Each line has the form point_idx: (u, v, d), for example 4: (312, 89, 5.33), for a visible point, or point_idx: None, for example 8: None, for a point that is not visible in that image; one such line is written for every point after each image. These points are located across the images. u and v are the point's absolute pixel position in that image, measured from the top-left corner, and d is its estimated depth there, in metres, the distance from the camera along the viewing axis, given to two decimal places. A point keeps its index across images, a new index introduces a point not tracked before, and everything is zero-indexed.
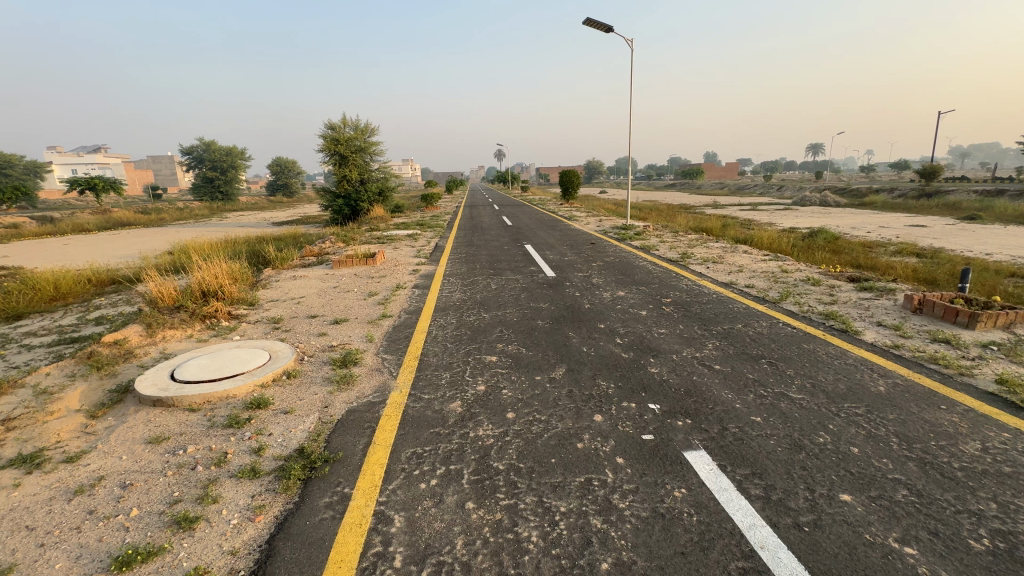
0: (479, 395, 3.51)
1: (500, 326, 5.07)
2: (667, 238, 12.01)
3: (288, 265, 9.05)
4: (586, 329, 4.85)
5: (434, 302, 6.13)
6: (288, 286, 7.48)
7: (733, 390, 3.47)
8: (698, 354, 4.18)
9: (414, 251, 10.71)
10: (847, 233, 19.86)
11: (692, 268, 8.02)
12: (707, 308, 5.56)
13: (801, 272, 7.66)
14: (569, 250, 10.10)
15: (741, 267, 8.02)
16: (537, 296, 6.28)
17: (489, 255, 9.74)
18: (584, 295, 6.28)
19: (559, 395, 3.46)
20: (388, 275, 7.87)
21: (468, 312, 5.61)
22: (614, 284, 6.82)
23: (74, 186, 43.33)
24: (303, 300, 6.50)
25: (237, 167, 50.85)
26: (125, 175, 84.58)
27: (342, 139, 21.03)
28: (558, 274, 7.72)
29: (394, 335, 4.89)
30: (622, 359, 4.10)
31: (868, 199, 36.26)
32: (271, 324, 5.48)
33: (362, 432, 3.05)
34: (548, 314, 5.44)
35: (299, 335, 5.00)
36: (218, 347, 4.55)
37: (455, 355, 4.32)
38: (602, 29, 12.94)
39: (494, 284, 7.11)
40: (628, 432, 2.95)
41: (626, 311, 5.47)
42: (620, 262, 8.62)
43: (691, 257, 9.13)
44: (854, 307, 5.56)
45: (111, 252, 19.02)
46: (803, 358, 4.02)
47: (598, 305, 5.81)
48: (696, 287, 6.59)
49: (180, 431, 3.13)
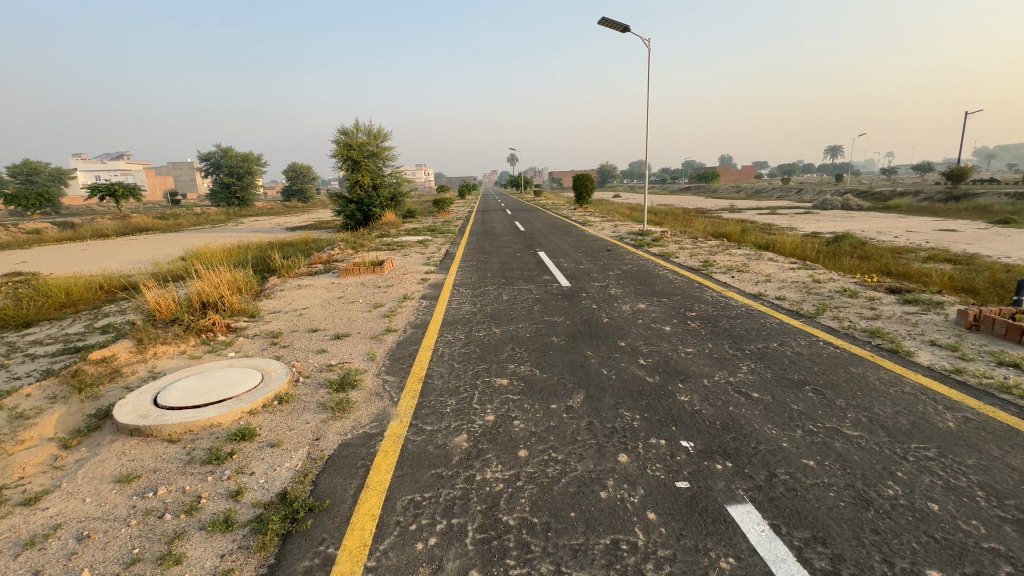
0: (487, 427, 3.13)
1: (511, 343, 4.69)
2: (686, 244, 11.55)
3: (294, 273, 8.81)
4: (605, 348, 4.46)
5: (442, 314, 5.79)
6: (292, 296, 7.21)
7: (776, 424, 3.05)
8: (732, 378, 3.75)
9: (424, 258, 10.42)
10: (873, 238, 19.11)
11: (716, 277, 7.57)
12: (737, 323, 5.12)
13: (835, 282, 7.15)
14: (584, 257, 9.70)
15: (769, 277, 7.54)
16: (551, 309, 5.90)
17: (501, 262, 9.40)
18: (601, 308, 5.88)
19: (578, 428, 3.06)
20: (396, 284, 7.57)
21: (477, 327, 5.25)
22: (634, 296, 6.41)
23: (95, 192, 44.23)
24: (305, 312, 6.21)
25: (254, 173, 51.50)
26: (146, 181, 86.34)
27: (355, 145, 20.96)
28: (573, 284, 7.33)
29: (398, 353, 4.55)
30: (647, 384, 3.69)
31: (892, 203, 35.20)
32: (269, 338, 5.18)
33: (354, 472, 2.68)
34: (564, 330, 5.05)
35: (297, 352, 4.68)
36: (210, 366, 4.25)
37: (462, 377, 3.94)
38: (618, 29, 12.53)
39: (505, 294, 6.74)
40: (658, 477, 2.54)
41: (648, 327, 5.06)
42: (638, 270, 8.21)
43: (714, 265, 8.67)
44: (900, 323, 5.06)
45: (127, 257, 19.13)
46: (852, 386, 3.56)
47: (617, 319, 5.41)
48: (722, 299, 6.14)
49: (154, 467, 2.80)
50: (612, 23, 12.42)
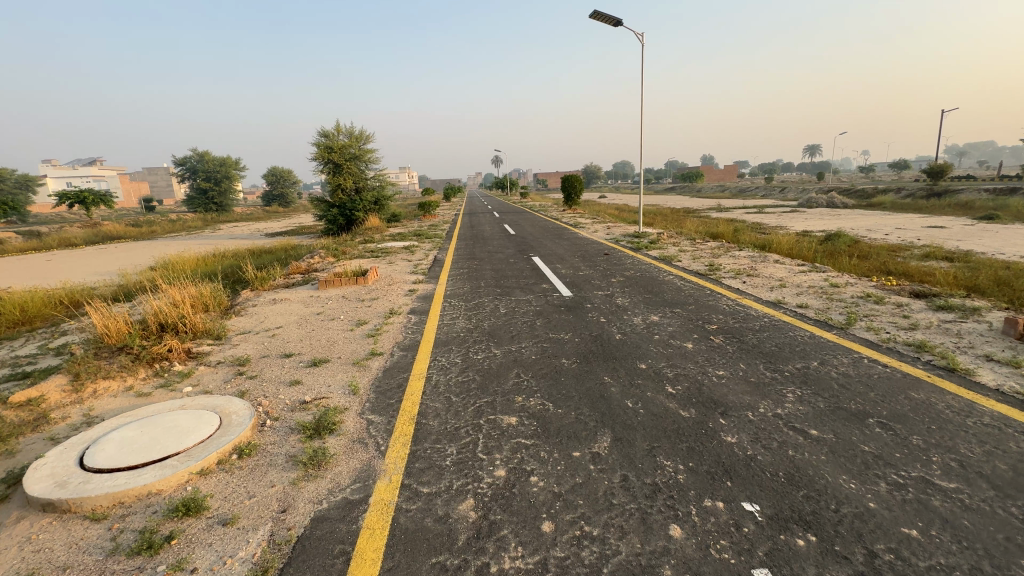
0: (498, 488, 2.51)
1: (516, 368, 4.08)
2: (685, 247, 11.06)
3: (269, 285, 8.07)
4: (625, 372, 3.88)
5: (434, 333, 5.14)
6: (265, 313, 6.47)
7: (853, 474, 2.48)
8: (781, 410, 3.19)
9: (411, 265, 9.75)
10: (865, 236, 18.98)
11: (726, 283, 7.07)
12: (765, 338, 4.59)
13: (853, 285, 6.70)
14: (582, 262, 9.15)
15: (783, 282, 7.05)
16: (555, 324, 5.31)
17: (495, 269, 8.79)
18: (611, 322, 5.31)
19: (612, 488, 2.46)
20: (382, 297, 6.91)
21: (475, 348, 4.61)
22: (644, 306, 5.87)
23: (63, 199, 42.29)
24: (279, 332, 5.50)
25: (232, 177, 49.99)
26: (119, 188, 83.37)
27: (336, 147, 20.17)
28: (574, 293, 6.76)
29: (384, 383, 3.89)
30: (683, 420, 3.11)
31: (876, 200, 35.58)
32: (235, 367, 4.48)
33: (329, 565, 2.04)
34: (574, 349, 4.46)
35: (264, 385, 3.99)
36: (160, 406, 3.55)
37: (462, 416, 3.31)
38: (610, 23, 11.99)
39: (503, 307, 6.14)
40: (729, 563, 1.95)
41: (667, 344, 4.51)
42: (642, 276, 7.68)
43: (721, 269, 8.19)
44: (942, 333, 4.57)
45: (94, 268, 18.04)
46: (922, 417, 3.03)
47: (631, 335, 4.84)
48: (741, 309, 5.62)
49: (64, 564, 2.12)
50: (604, 17, 11.91)
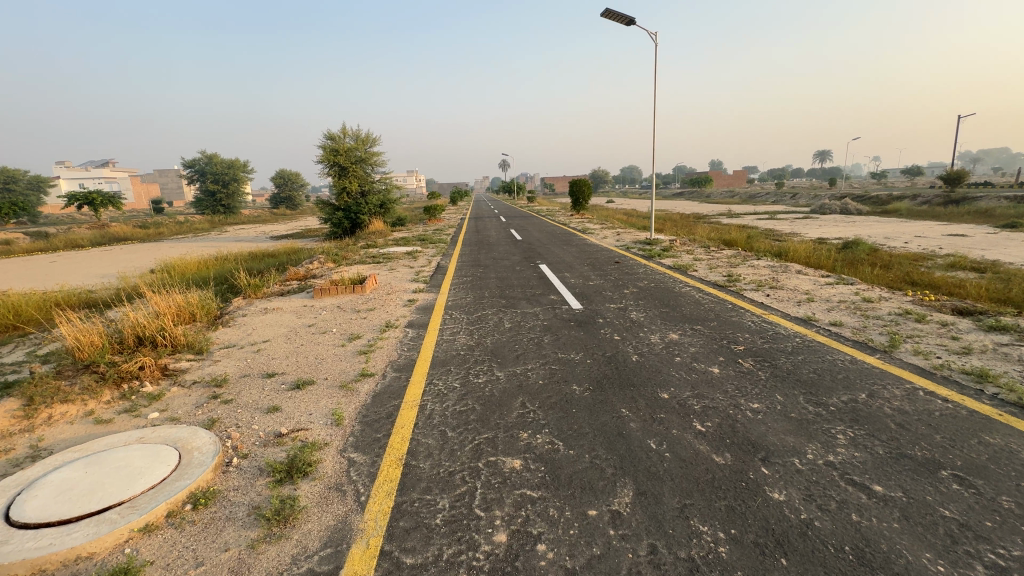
0: (498, 560, 2.05)
1: (522, 396, 3.62)
2: (700, 255, 10.55)
3: (262, 293, 7.69)
4: (645, 403, 3.41)
5: (432, 351, 4.70)
6: (255, 325, 6.07)
7: (938, 552, 2.00)
8: (833, 458, 2.70)
9: (413, 272, 9.34)
10: (883, 244, 18.35)
11: (748, 296, 6.58)
12: (800, 363, 4.09)
13: (887, 300, 6.18)
14: (592, 271, 8.69)
15: (809, 295, 6.55)
16: (564, 342, 4.84)
17: (500, 278, 8.36)
18: (626, 340, 4.84)
19: (637, 563, 1.99)
20: (379, 308, 6.50)
21: (476, 370, 4.16)
22: (661, 322, 5.40)
23: (72, 201, 42.39)
24: (264, 347, 5.07)
25: (240, 180, 50.05)
26: (129, 189, 83.85)
27: (342, 150, 19.89)
28: (584, 305, 6.30)
29: (373, 413, 3.45)
30: (717, 468, 2.63)
31: (891, 207, 34.80)
32: (211, 389, 4.05)
33: None
34: (586, 373, 3.99)
35: (238, 412, 3.55)
36: (116, 437, 3.12)
37: (458, 457, 2.85)
38: (623, 22, 11.52)
39: (507, 320, 5.69)
40: None
41: (691, 369, 4.02)
42: (657, 287, 7.20)
43: (740, 280, 7.69)
44: (1001, 359, 4.06)
45: (96, 270, 17.86)
46: (1007, 471, 2.52)
47: (649, 356, 4.36)
48: (768, 327, 5.12)
49: None
50: (617, 15, 11.46)
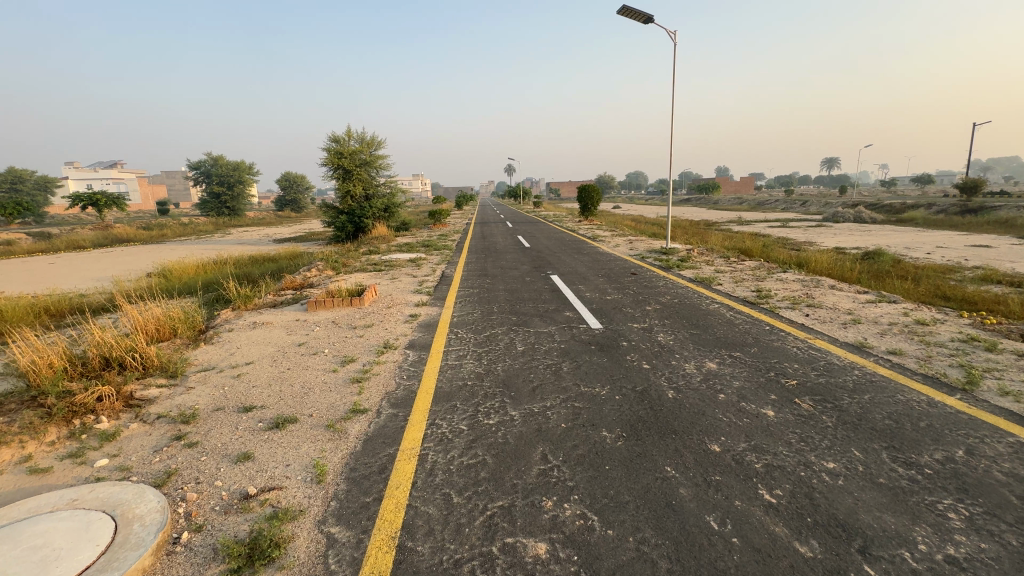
0: None
1: (543, 446, 3.01)
2: (720, 266, 9.94)
3: (252, 304, 7.13)
4: (693, 459, 2.80)
5: (435, 381, 4.10)
6: (240, 342, 5.50)
7: None
8: (954, 551, 2.06)
9: (415, 282, 8.75)
10: (905, 254, 17.66)
11: (785, 315, 5.95)
12: (869, 404, 3.45)
13: (941, 322, 5.55)
14: (608, 283, 8.09)
15: (852, 315, 5.92)
16: (586, 371, 4.22)
17: (509, 290, 7.76)
18: (658, 369, 4.22)
19: None
20: (378, 323, 5.92)
21: (486, 408, 3.55)
22: (694, 347, 4.78)
23: (76, 201, 42.09)
24: (245, 372, 4.48)
25: (245, 182, 49.73)
26: (136, 190, 84.06)
27: (346, 152, 19.41)
28: (604, 323, 5.69)
29: (363, 466, 2.85)
30: (805, 564, 2.01)
31: (905, 216, 34.04)
32: (176, 426, 3.47)
33: None
34: (616, 415, 3.37)
35: (203, 461, 2.97)
36: (44, 497, 2.53)
37: (467, 538, 2.24)
38: (641, 20, 10.94)
39: (520, 342, 5.09)
40: None
41: (741, 412, 3.39)
42: (682, 304, 6.57)
43: (771, 296, 7.06)
44: None
45: (92, 273, 17.43)
46: None
47: (688, 392, 3.74)
48: (817, 355, 4.49)
49: None
50: (635, 13, 10.89)
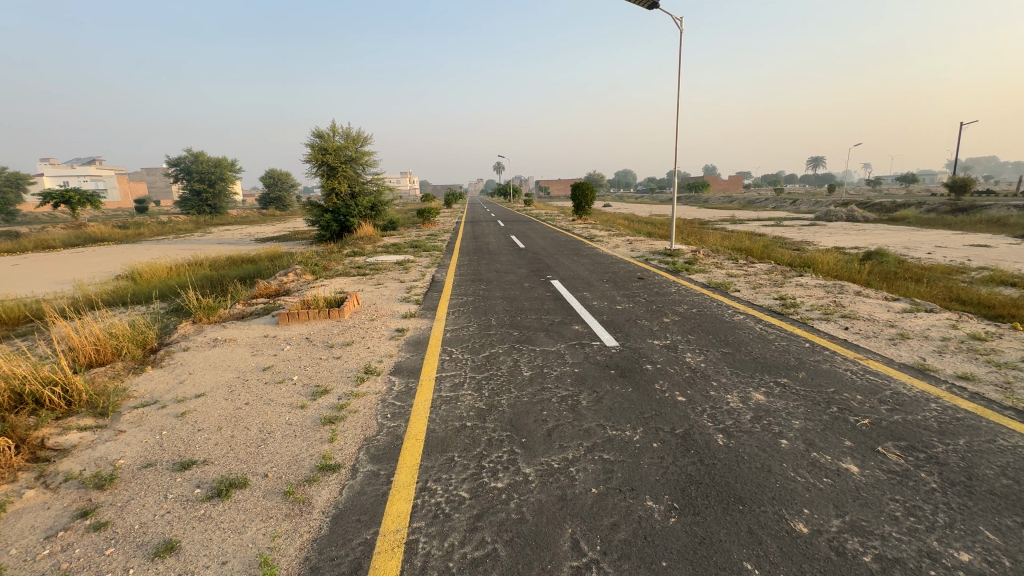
0: None
1: (572, 527, 2.25)
2: (731, 270, 9.29)
3: (216, 315, 6.27)
4: (779, 550, 2.06)
5: (426, 422, 3.31)
6: (195, 365, 4.66)
7: None
8: None
9: (403, 288, 7.94)
10: (907, 254, 17.24)
11: (822, 329, 5.25)
12: (971, 455, 2.75)
13: (998, 337, 4.91)
14: (616, 290, 7.35)
15: (896, 328, 5.26)
16: (611, 406, 3.47)
17: (507, 298, 6.99)
18: (697, 404, 3.48)
19: None
20: (359, 341, 5.12)
21: (492, 464, 2.78)
22: (732, 372, 4.05)
23: (47, 199, 40.17)
24: (193, 409, 3.65)
25: (227, 180, 48.16)
26: (115, 187, 81.52)
27: (331, 148, 18.48)
28: (620, 341, 4.92)
29: (327, 567, 2.05)
30: None
31: (897, 215, 33.86)
32: (87, 493, 2.64)
33: None
34: (659, 474, 2.63)
35: (106, 558, 2.15)
36: None
37: None
38: (644, 4, 10.17)
39: (526, 366, 4.32)
40: None
41: (816, 468, 2.66)
42: (702, 315, 5.85)
43: (798, 304, 6.39)
44: None
45: (57, 276, 16.26)
46: None
47: (742, 437, 3.00)
48: (879, 383, 3.80)
49: None
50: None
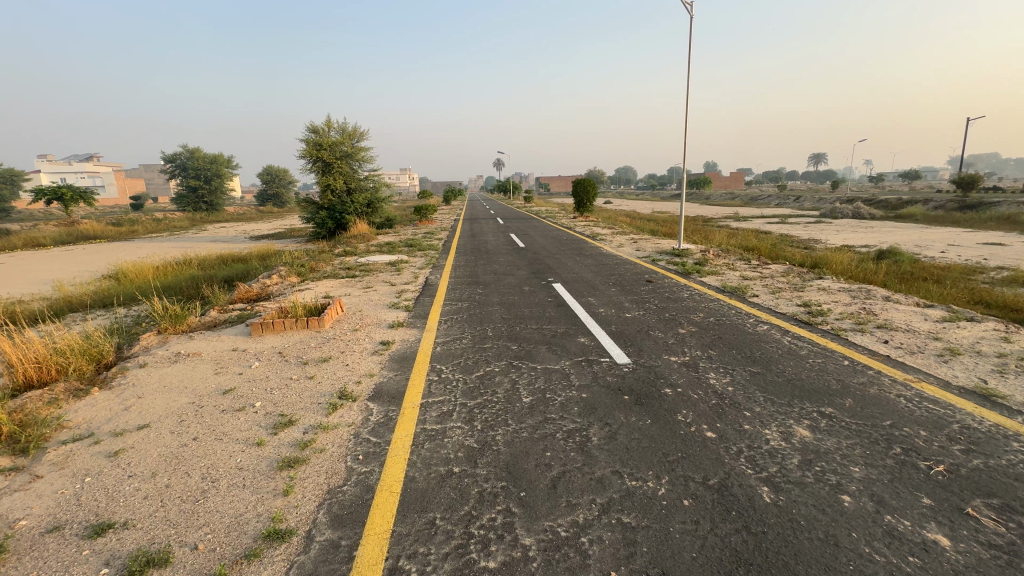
0: None
1: None
2: (745, 271, 8.69)
3: (184, 325, 5.67)
4: None
5: (404, 469, 2.71)
6: (148, 386, 4.07)
7: None
8: None
9: (393, 292, 7.34)
10: (921, 253, 16.61)
11: (859, 343, 4.66)
12: None
13: None
14: (623, 295, 6.75)
15: (942, 342, 4.67)
16: (628, 446, 2.88)
17: (505, 304, 6.38)
18: (730, 442, 2.90)
19: None
20: (338, 357, 4.53)
21: (483, 533, 2.19)
22: (766, 400, 3.45)
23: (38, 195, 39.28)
24: (129, 447, 3.07)
25: (223, 176, 47.37)
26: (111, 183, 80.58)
27: (325, 144, 17.84)
28: (632, 357, 4.32)
29: None
30: None
31: (904, 212, 33.11)
32: None
33: None
34: (696, 549, 2.05)
35: None
36: None
37: None
38: None
39: (525, 389, 3.73)
40: None
41: (896, 541, 2.08)
42: (722, 326, 5.25)
43: (825, 312, 5.81)
44: None
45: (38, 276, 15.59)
46: None
47: (793, 492, 2.42)
48: (943, 415, 3.21)
49: None
50: None
